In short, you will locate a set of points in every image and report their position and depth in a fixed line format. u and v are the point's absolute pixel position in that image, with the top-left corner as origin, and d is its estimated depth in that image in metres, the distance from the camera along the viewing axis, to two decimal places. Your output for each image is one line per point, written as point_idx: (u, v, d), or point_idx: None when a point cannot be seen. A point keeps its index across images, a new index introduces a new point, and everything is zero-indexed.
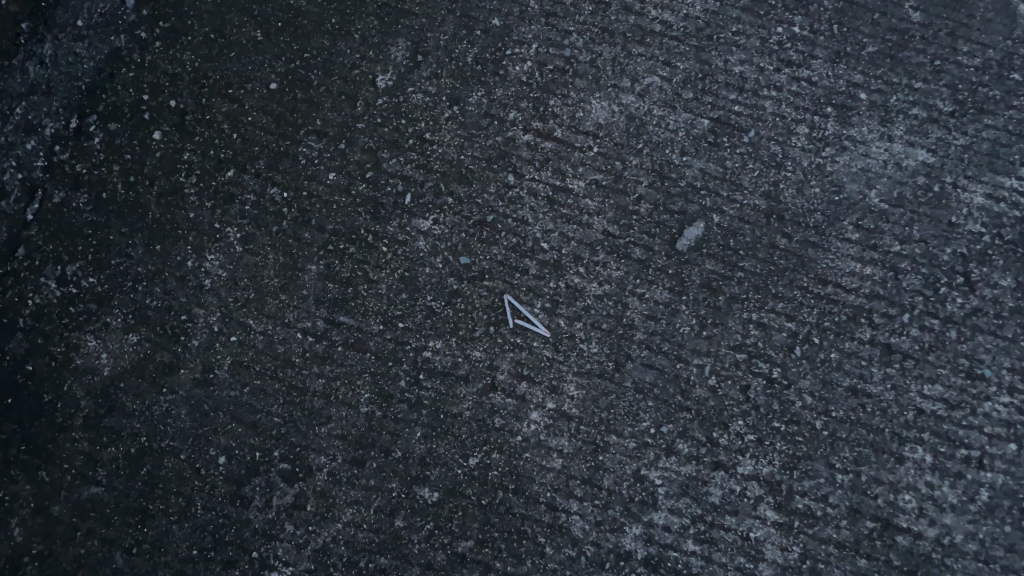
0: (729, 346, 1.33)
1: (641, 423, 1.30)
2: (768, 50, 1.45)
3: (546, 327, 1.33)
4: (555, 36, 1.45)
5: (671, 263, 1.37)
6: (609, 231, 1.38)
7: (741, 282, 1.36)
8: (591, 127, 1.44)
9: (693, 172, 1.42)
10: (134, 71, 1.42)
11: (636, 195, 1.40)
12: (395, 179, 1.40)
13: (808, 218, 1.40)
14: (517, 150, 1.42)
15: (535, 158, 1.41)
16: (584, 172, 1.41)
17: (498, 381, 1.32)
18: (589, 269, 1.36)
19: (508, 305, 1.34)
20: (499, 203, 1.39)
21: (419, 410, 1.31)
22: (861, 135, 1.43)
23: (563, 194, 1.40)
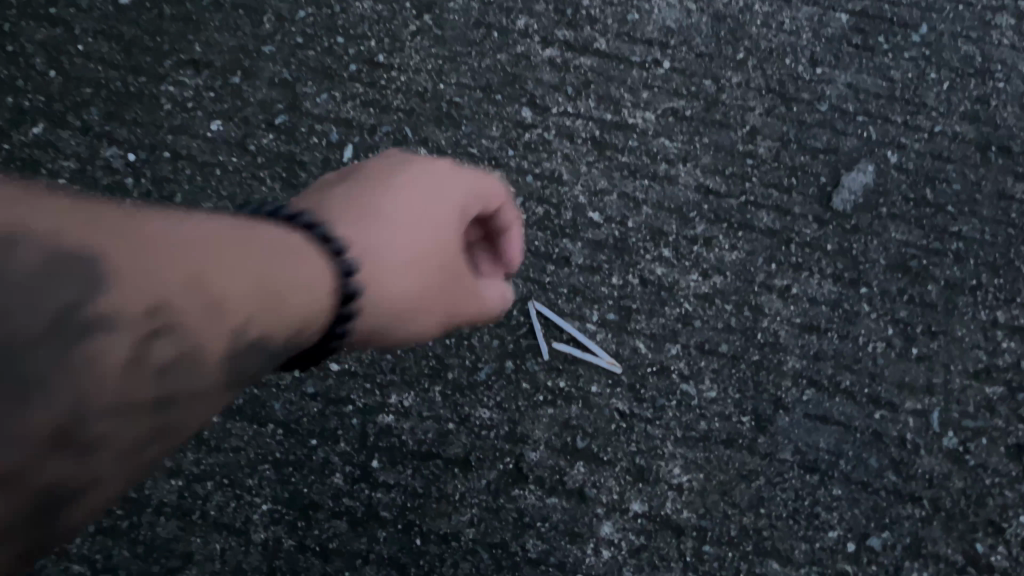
0: (968, 371, 0.69)
1: (824, 533, 0.65)
2: None
3: (608, 356, 0.70)
4: None
5: (830, 233, 0.75)
6: (708, 186, 0.77)
7: (961, 259, 0.74)
8: (657, 35, 0.84)
9: (837, 90, 0.82)
10: None
11: (746, 127, 0.80)
12: (324, 123, 0.80)
13: None
14: (538, 75, 0.82)
15: (566, 84, 0.82)
16: (652, 100, 0.81)
17: (526, 465, 0.66)
18: (682, 250, 0.74)
19: (539, 322, 0.71)
20: (509, 151, 0.79)
21: (371, 531, 0.64)
22: None
23: (619, 133, 0.80)
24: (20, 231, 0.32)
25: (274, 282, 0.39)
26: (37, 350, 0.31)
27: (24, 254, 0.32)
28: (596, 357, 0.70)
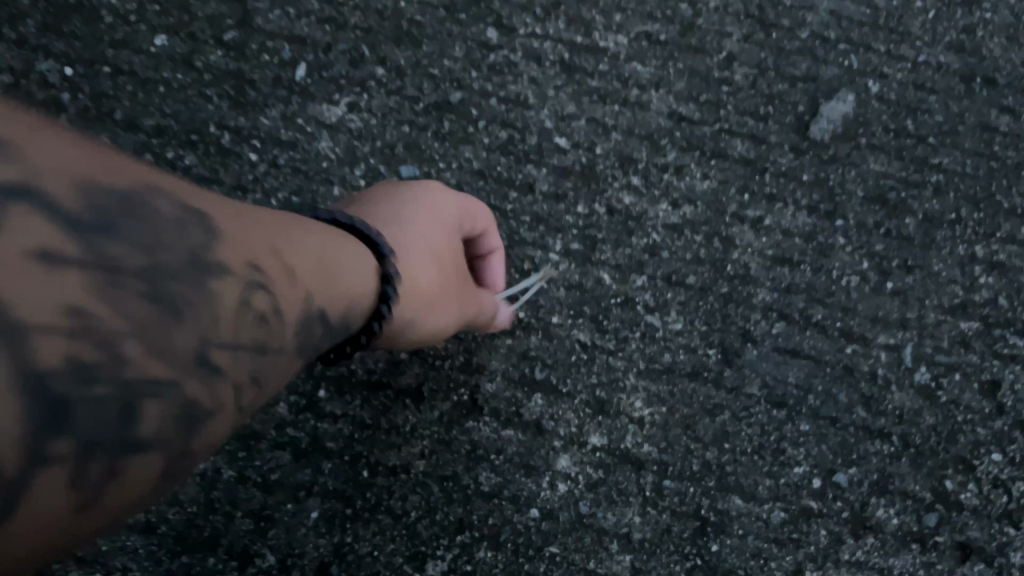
0: (946, 308, 0.67)
1: (790, 468, 0.62)
2: None
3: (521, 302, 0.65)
4: None
5: (806, 163, 0.72)
6: (681, 113, 0.74)
7: (940, 192, 0.71)
8: None
9: (819, 19, 0.77)
10: None
11: (723, 53, 0.76)
12: (276, 40, 0.75)
13: None
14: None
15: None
16: (625, 22, 0.76)
17: (482, 397, 0.63)
18: (652, 179, 0.71)
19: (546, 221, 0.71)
20: (472, 73, 0.74)
21: (316, 464, 0.61)
22: None
23: (588, 56, 0.76)
24: (115, 179, 0.32)
25: (327, 267, 0.43)
26: (167, 281, 0.32)
27: (150, 208, 0.33)
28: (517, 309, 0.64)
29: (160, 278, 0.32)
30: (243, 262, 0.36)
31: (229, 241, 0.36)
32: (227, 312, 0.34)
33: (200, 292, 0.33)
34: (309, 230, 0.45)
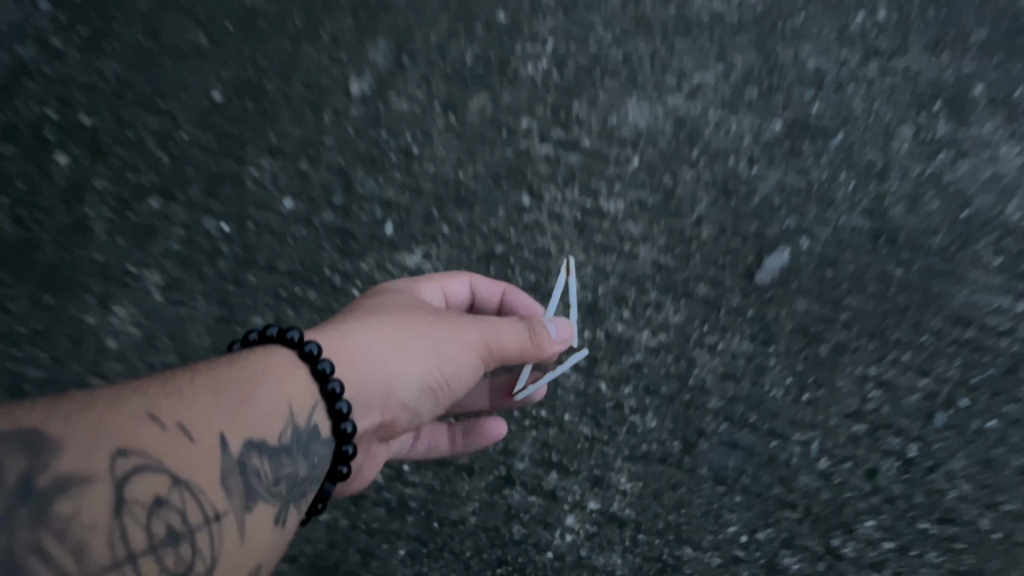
0: (842, 414, 0.95)
1: (726, 528, 0.93)
2: (849, 38, 1.15)
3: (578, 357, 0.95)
4: (577, 32, 1.15)
5: (750, 302, 1.00)
6: (661, 262, 1.02)
7: (848, 326, 0.99)
8: (630, 135, 1.10)
9: (767, 187, 1.07)
10: (42, 82, 1.13)
11: (694, 215, 1.05)
12: (371, 204, 1.07)
13: (929, 238, 1.04)
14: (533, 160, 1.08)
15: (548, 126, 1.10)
16: (623, 190, 1.07)
17: (513, 473, 0.94)
18: (638, 313, 0.99)
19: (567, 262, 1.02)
20: (511, 232, 1.06)
21: (402, 517, 0.94)
22: (986, 134, 1.10)
23: (595, 218, 1.06)
24: None
25: (193, 403, 0.61)
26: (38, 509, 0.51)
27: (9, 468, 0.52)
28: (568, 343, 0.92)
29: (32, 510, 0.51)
30: (93, 458, 0.54)
31: (79, 452, 0.54)
32: (92, 498, 0.53)
33: (67, 503, 0.52)
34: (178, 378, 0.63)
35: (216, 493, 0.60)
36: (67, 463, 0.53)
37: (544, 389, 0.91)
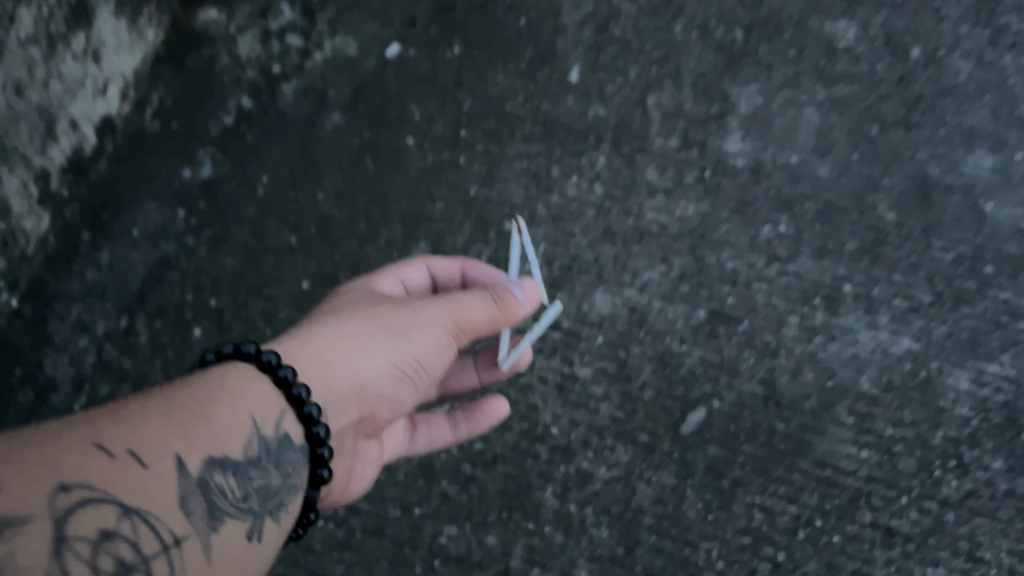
0: (734, 529, 1.47)
1: None
2: (757, 247, 1.62)
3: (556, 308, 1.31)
4: (560, 237, 1.65)
5: (676, 447, 1.51)
6: (616, 416, 1.52)
7: (742, 466, 1.49)
8: (596, 319, 1.58)
9: (692, 360, 1.55)
10: (181, 272, 1.64)
11: (640, 380, 1.54)
12: None
13: (804, 403, 1.51)
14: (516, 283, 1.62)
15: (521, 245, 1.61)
16: (591, 360, 1.55)
17: (510, 566, 1.48)
18: (598, 454, 1.51)
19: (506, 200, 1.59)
20: (512, 390, 1.55)
21: None
22: (848, 324, 1.56)
23: (571, 382, 1.54)
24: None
25: (139, 439, 0.90)
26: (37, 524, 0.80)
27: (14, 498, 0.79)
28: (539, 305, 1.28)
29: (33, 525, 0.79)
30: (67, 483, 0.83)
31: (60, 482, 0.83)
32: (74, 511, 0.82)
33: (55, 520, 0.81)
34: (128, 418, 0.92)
35: (170, 519, 0.89)
36: (52, 490, 0.82)
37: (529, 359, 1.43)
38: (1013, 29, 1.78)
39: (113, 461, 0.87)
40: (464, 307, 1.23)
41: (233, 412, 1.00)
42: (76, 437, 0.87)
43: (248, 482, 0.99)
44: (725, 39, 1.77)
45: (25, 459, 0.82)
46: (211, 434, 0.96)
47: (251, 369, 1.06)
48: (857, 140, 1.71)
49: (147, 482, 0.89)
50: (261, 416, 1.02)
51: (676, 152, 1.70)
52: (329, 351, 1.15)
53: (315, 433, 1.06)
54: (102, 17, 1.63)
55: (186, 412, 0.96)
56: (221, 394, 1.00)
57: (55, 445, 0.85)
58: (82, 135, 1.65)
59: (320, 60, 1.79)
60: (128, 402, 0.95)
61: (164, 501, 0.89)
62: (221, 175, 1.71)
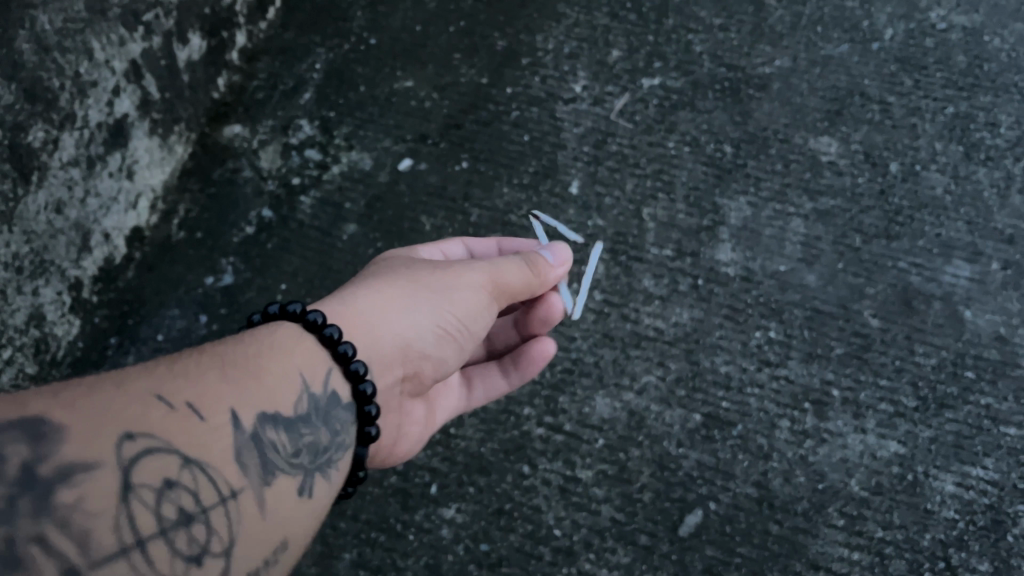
0: None
1: None
2: (749, 352, 1.71)
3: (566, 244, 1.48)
4: (562, 341, 1.73)
5: (675, 549, 1.56)
6: (616, 518, 1.58)
7: (739, 567, 1.55)
8: (597, 421, 1.66)
9: (689, 462, 1.62)
10: None
11: (639, 482, 1.61)
12: (422, 471, 1.63)
13: (796, 504, 1.59)
14: None
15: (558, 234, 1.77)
16: (592, 463, 1.63)
17: None
18: (599, 555, 1.56)
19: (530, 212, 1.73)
20: (516, 491, 1.61)
21: None
22: (837, 427, 1.64)
23: (574, 483, 1.61)
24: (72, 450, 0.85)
25: (193, 392, 0.98)
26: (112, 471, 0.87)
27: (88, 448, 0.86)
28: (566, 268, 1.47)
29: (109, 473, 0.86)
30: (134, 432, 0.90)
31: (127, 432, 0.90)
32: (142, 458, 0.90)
33: (128, 464, 0.88)
34: (180, 374, 1.00)
35: (228, 470, 0.97)
36: (121, 440, 0.89)
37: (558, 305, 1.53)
38: (986, 145, 1.91)
39: (173, 412, 0.95)
40: (504, 269, 1.38)
41: (284, 371, 1.10)
42: (137, 388, 0.95)
43: (299, 438, 1.08)
44: (715, 154, 1.91)
45: (90, 411, 0.89)
46: (263, 391, 1.06)
47: (297, 328, 1.17)
48: (842, 250, 1.81)
49: (205, 431, 0.97)
50: (309, 374, 1.13)
51: (670, 261, 1.80)
52: (378, 306, 1.28)
53: (364, 389, 1.17)
54: (138, 136, 1.75)
55: (238, 373, 1.05)
56: (270, 354, 1.11)
57: (117, 395, 0.92)
58: (113, 246, 1.76)
59: (337, 172, 1.92)
60: (183, 359, 1.03)
61: (222, 451, 0.98)
62: (242, 282, 1.81)
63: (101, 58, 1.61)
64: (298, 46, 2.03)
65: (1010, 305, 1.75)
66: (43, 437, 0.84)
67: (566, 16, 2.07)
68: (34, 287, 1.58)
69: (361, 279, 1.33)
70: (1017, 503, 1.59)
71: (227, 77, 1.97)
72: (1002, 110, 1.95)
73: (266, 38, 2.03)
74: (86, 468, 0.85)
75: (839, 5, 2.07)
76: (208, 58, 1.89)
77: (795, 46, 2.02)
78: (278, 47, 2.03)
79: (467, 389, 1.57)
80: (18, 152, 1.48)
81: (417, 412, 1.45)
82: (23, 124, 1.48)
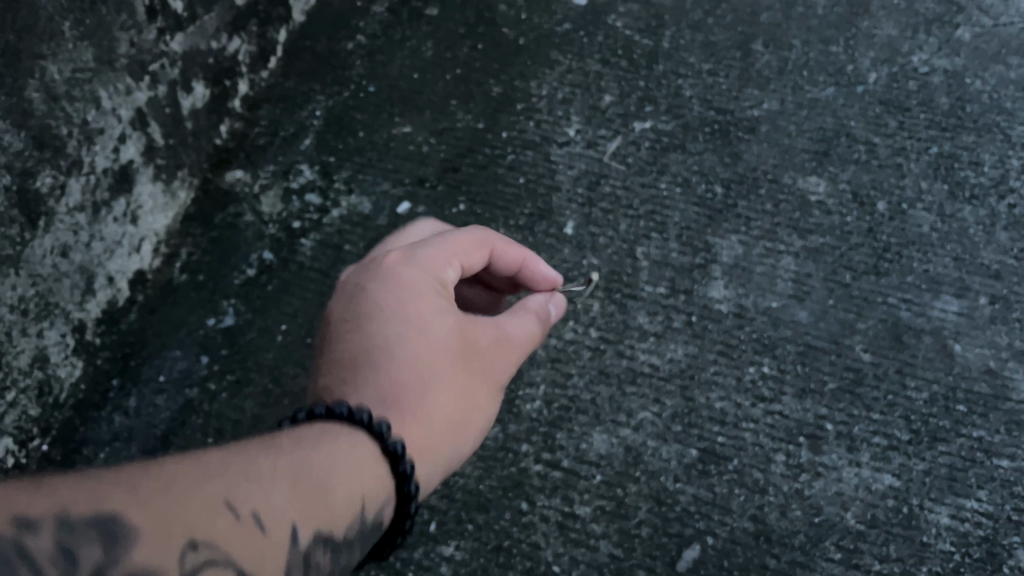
0: None
1: None
2: (743, 387, 1.73)
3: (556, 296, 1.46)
4: (559, 378, 1.75)
5: None
6: (614, 553, 1.59)
7: None
8: (595, 457, 1.68)
9: (686, 497, 1.64)
10: (202, 417, 1.74)
11: (637, 518, 1.62)
12: (421, 509, 1.64)
13: (793, 538, 1.60)
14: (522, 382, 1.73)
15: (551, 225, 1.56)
16: (589, 499, 1.64)
17: None
18: None
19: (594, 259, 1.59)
20: (515, 528, 1.62)
21: None
22: (832, 460, 1.66)
23: (571, 519, 1.62)
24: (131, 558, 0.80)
25: (258, 502, 0.91)
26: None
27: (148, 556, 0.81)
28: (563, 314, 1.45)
29: None
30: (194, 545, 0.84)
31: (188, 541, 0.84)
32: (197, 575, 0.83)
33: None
34: (250, 478, 0.92)
35: None
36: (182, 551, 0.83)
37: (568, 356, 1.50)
38: (970, 184, 1.96)
39: (240, 522, 0.88)
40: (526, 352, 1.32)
41: (348, 488, 1.01)
42: (207, 491, 0.88)
43: (341, 559, 1.01)
44: (706, 195, 1.95)
45: (161, 515, 0.83)
46: (327, 503, 0.98)
47: (362, 436, 1.06)
48: (832, 286, 1.84)
49: (262, 547, 0.90)
50: (370, 491, 1.04)
51: (664, 298, 1.83)
52: (432, 408, 1.16)
53: (408, 493, 1.07)
54: (142, 182, 1.79)
55: (307, 480, 0.97)
56: (341, 462, 1.01)
57: (187, 496, 0.86)
58: (116, 289, 1.79)
59: (336, 216, 1.96)
60: (257, 456, 0.96)
61: (272, 574, 0.91)
62: (243, 323, 1.84)
63: (108, 107, 1.66)
64: (298, 94, 2.09)
65: (999, 338, 1.78)
66: (114, 540, 0.80)
67: (559, 63, 2.14)
68: (39, 329, 1.60)
69: (413, 390, 1.15)
70: (1011, 534, 1.60)
71: (229, 124, 2.02)
72: (984, 149, 2.00)
73: (268, 86, 2.09)
74: None
75: (823, 50, 2.14)
76: (211, 106, 1.95)
77: (781, 89, 2.09)
78: (279, 95, 2.09)
79: None
80: (25, 197, 1.52)
81: None
82: (31, 170, 1.52)
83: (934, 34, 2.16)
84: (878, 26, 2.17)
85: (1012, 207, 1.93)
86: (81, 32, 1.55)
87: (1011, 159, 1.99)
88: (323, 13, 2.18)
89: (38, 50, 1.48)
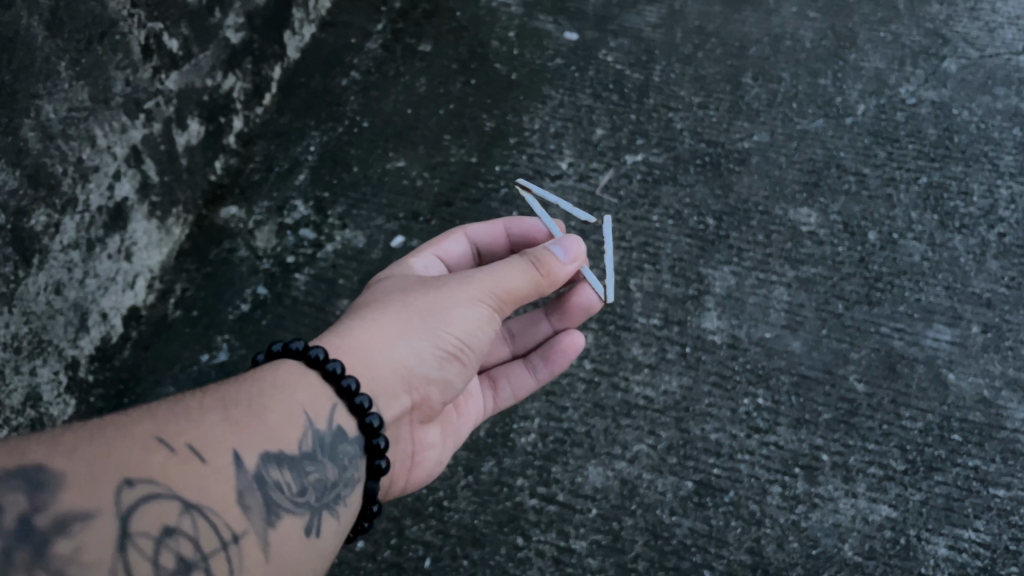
0: None
1: None
2: (738, 419, 1.73)
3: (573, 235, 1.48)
4: (554, 410, 1.75)
5: None
6: None
7: None
8: (590, 490, 1.67)
9: (682, 530, 1.63)
10: None
11: (633, 552, 1.61)
12: (416, 544, 1.62)
13: (790, 571, 1.59)
14: (517, 416, 1.73)
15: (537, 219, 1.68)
16: (585, 533, 1.62)
17: None
18: None
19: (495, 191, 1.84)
20: (510, 563, 1.60)
21: None
22: (828, 491, 1.66)
23: (567, 553, 1.60)
24: (72, 501, 0.89)
25: (192, 433, 1.02)
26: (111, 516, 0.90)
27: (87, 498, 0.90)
28: (577, 262, 1.45)
29: (111, 517, 0.90)
30: (135, 480, 0.94)
31: (127, 478, 0.94)
32: (145, 501, 0.94)
33: (130, 511, 0.92)
34: (177, 417, 1.04)
35: (229, 514, 1.00)
36: (123, 488, 0.93)
37: (591, 296, 1.62)
38: (959, 213, 1.97)
39: (175, 455, 0.99)
40: (503, 277, 1.40)
41: (284, 415, 1.13)
42: (140, 432, 0.99)
43: (304, 476, 1.12)
44: (698, 226, 1.96)
45: (88, 458, 0.93)
46: (266, 427, 1.10)
47: (300, 369, 1.20)
48: (825, 316, 1.84)
49: (207, 470, 1.01)
50: (310, 415, 1.16)
51: (657, 330, 1.84)
52: (379, 336, 1.32)
53: (369, 422, 1.21)
54: (137, 219, 1.80)
55: (238, 409, 1.10)
56: (276, 401, 1.14)
57: (115, 441, 0.97)
58: (110, 325, 1.79)
59: (330, 250, 1.96)
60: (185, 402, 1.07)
61: (226, 493, 1.01)
62: (236, 358, 1.83)
63: (103, 145, 1.67)
64: (292, 130, 2.11)
65: (992, 367, 1.79)
66: (40, 486, 0.88)
67: (551, 97, 2.17)
68: (32, 367, 1.60)
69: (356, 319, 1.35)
70: (1009, 565, 1.59)
71: (224, 160, 2.03)
72: (973, 179, 2.02)
73: (263, 122, 2.11)
74: (83, 517, 0.89)
75: (812, 83, 2.17)
76: (206, 143, 1.96)
77: (771, 121, 2.11)
78: (273, 131, 2.11)
79: (493, 387, 1.65)
80: (19, 236, 1.52)
81: (434, 438, 1.49)
82: (26, 209, 1.53)
83: (920, 67, 2.19)
84: (866, 59, 2.20)
85: (1002, 236, 1.94)
86: (77, 72, 1.57)
87: (999, 189, 2.01)
88: (318, 50, 2.21)
89: (34, 90, 1.49)
